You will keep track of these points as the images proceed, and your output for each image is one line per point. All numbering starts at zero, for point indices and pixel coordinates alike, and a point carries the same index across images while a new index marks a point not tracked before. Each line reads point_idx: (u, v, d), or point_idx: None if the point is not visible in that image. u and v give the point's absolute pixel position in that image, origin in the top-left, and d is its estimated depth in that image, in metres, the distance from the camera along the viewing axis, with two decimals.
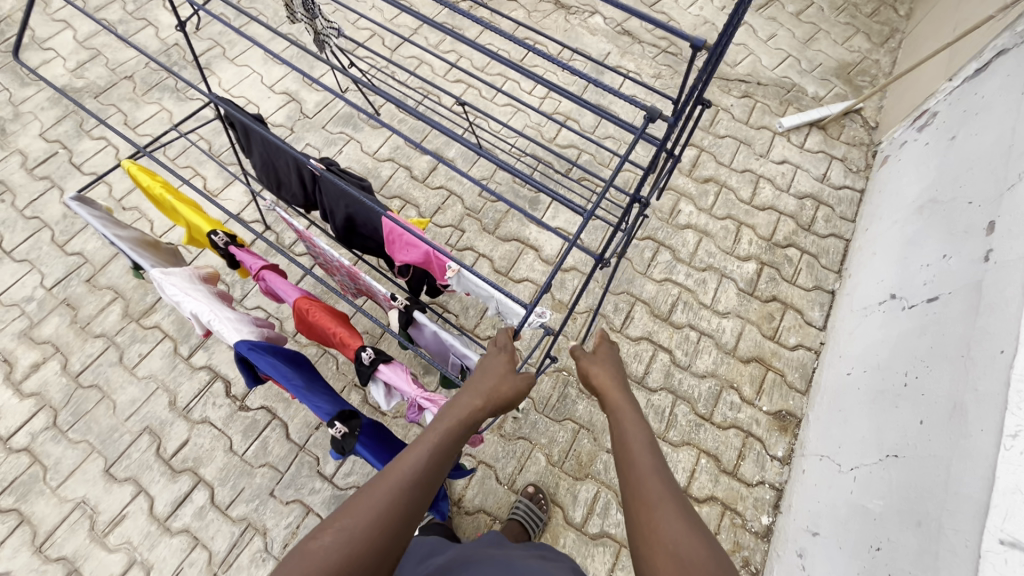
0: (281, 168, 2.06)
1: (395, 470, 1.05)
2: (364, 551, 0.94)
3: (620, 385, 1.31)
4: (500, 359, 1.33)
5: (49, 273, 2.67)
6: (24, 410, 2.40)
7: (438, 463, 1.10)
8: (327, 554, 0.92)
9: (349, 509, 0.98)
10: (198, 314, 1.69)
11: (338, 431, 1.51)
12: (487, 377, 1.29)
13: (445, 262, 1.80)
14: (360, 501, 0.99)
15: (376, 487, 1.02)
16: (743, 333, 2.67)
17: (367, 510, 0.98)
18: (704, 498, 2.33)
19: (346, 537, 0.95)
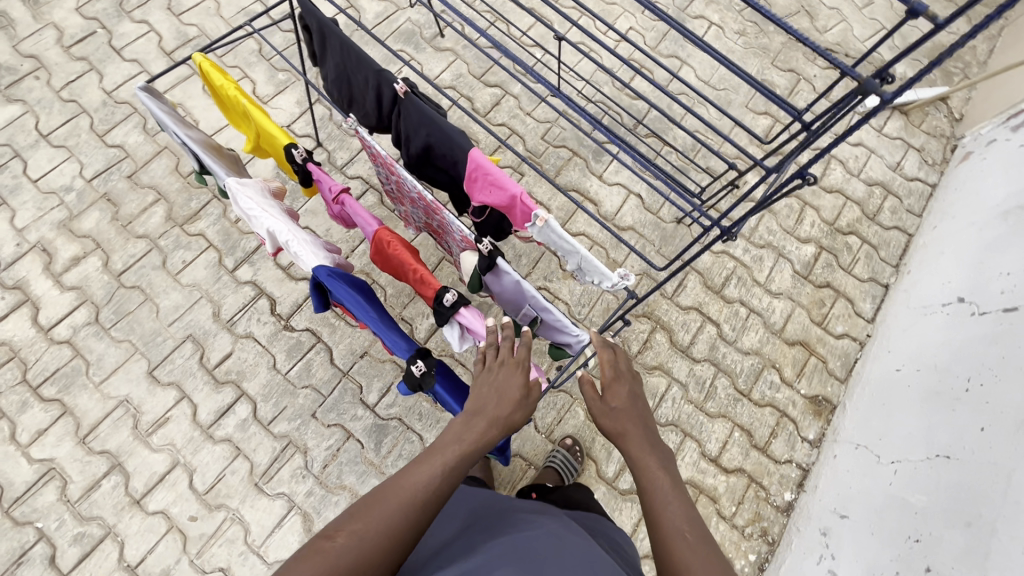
0: (357, 83, 1.92)
1: (413, 486, 1.08)
2: (377, 559, 0.98)
3: (642, 427, 1.30)
4: (513, 381, 1.31)
5: (89, 164, 2.54)
6: (66, 302, 2.35)
7: (452, 484, 1.13)
8: (340, 557, 0.96)
9: (361, 515, 1.02)
10: (274, 231, 1.62)
11: (418, 369, 1.50)
12: (503, 401, 1.29)
13: (531, 208, 1.71)
14: (373, 510, 1.03)
15: (389, 499, 1.05)
16: (792, 315, 2.64)
17: (377, 522, 1.02)
18: (732, 468, 2.39)
19: (357, 545, 0.98)
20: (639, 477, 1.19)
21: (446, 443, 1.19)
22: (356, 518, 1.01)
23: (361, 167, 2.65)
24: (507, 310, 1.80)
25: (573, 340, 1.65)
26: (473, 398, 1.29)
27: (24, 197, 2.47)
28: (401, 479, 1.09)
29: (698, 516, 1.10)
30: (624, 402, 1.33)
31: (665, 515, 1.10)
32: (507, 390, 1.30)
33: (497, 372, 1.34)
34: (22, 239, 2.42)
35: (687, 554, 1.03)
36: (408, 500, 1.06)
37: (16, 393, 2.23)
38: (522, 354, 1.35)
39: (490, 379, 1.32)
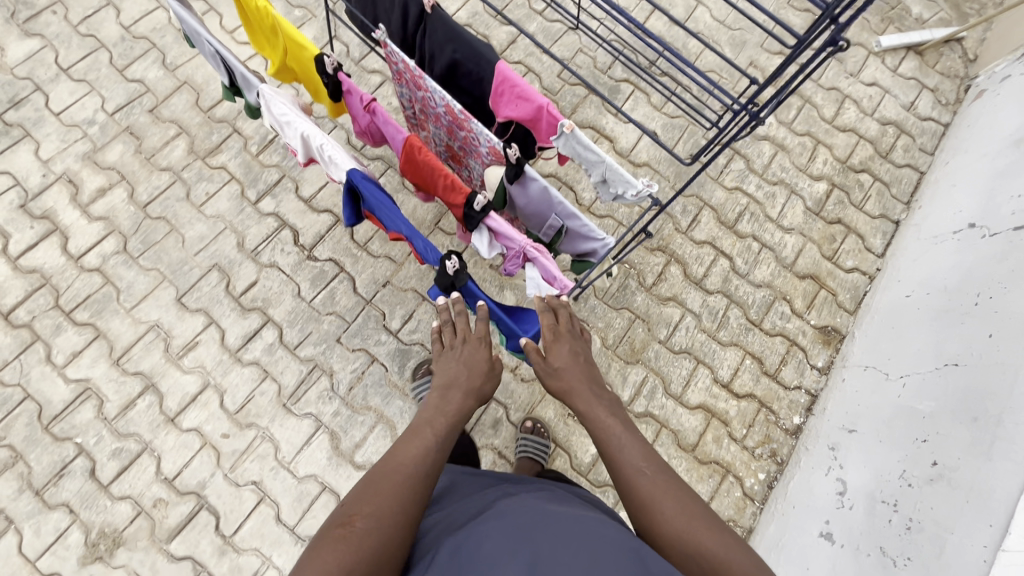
0: (383, 2, 1.94)
1: (404, 460, 1.20)
2: (396, 532, 1.06)
3: (589, 385, 1.48)
4: (481, 352, 1.53)
5: (110, 97, 2.56)
6: (93, 231, 2.40)
7: (440, 451, 1.26)
8: (365, 538, 1.03)
9: (367, 497, 1.10)
10: (307, 136, 1.66)
11: (452, 266, 1.56)
12: (472, 373, 1.49)
13: (557, 119, 1.75)
14: (377, 491, 1.12)
15: (386, 478, 1.15)
16: (803, 250, 2.68)
17: (385, 498, 1.10)
18: (743, 394, 2.47)
19: (374, 524, 1.05)
20: (595, 429, 1.35)
21: (425, 420, 1.33)
22: (364, 501, 1.09)
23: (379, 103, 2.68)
24: (531, 223, 1.85)
25: (599, 246, 1.71)
26: (441, 377, 1.48)
27: (47, 129, 2.50)
28: (391, 459, 1.20)
29: (649, 448, 1.26)
30: (569, 364, 1.52)
31: (618, 454, 1.25)
32: (475, 364, 1.50)
33: (463, 350, 1.54)
34: (48, 170, 2.45)
35: (648, 484, 1.17)
36: (401, 473, 1.17)
37: (49, 318, 2.29)
38: (481, 330, 1.56)
39: (459, 356, 1.51)
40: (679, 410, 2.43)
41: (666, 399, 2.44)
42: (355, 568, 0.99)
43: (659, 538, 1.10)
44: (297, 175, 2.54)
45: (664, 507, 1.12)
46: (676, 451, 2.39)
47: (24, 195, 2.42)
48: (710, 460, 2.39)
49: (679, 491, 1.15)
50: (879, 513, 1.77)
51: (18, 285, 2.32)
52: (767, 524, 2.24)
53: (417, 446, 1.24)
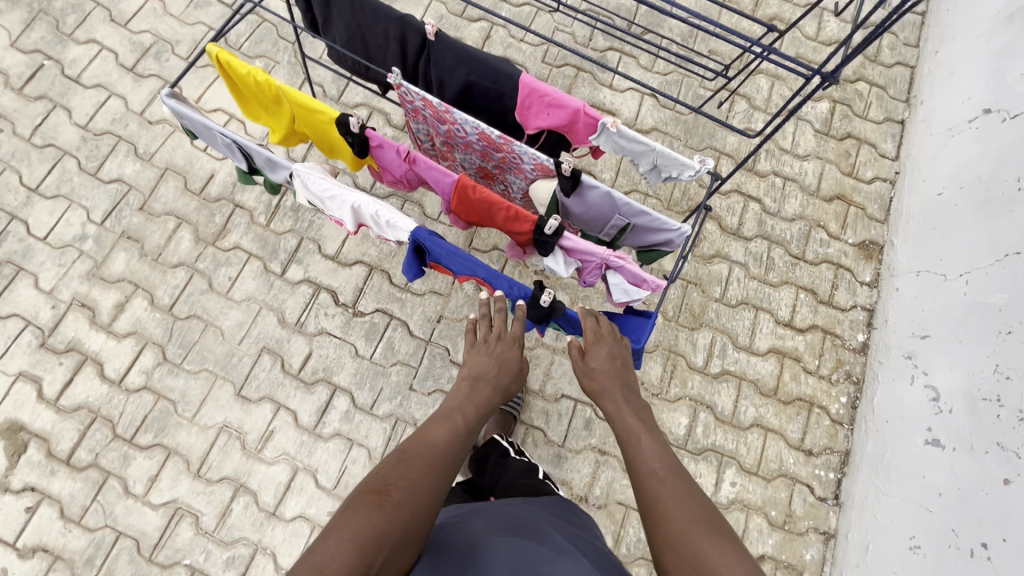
0: (375, 40, 1.83)
1: (437, 442, 1.28)
2: (426, 503, 1.14)
3: (614, 386, 1.48)
4: (514, 351, 1.64)
5: (94, 206, 2.40)
6: (127, 350, 2.29)
7: (466, 438, 1.37)
8: (399, 508, 1.10)
9: (401, 470, 1.17)
10: (355, 206, 1.58)
11: (548, 297, 1.57)
12: (502, 371, 1.60)
13: (597, 118, 1.69)
14: (412, 468, 1.19)
15: (420, 458, 1.22)
16: (824, 173, 2.71)
17: (421, 478, 1.17)
18: (807, 327, 2.53)
19: (407, 501, 1.12)
20: (620, 427, 1.37)
21: (455, 410, 1.43)
22: (399, 473, 1.16)
23: None
24: (592, 227, 1.81)
25: (675, 236, 1.67)
26: (470, 368, 1.57)
27: (39, 257, 2.33)
28: (425, 439, 1.28)
29: (671, 455, 1.26)
30: (607, 364, 1.52)
31: (642, 457, 1.25)
32: (506, 363, 1.61)
33: (496, 346, 1.63)
34: (56, 301, 2.30)
35: (661, 485, 1.17)
36: (435, 457, 1.24)
37: (114, 450, 2.19)
38: (516, 331, 1.66)
39: (490, 352, 1.62)
40: (752, 359, 2.48)
41: (738, 352, 2.49)
42: (382, 535, 1.04)
43: (659, 539, 1.10)
44: (316, 234, 2.44)
45: (674, 512, 1.12)
46: (761, 399, 2.45)
47: (40, 332, 2.27)
48: (794, 398, 2.46)
49: (692, 499, 1.14)
50: (984, 412, 1.91)
51: (69, 427, 2.20)
52: (863, 442, 2.34)
53: (448, 431, 1.33)
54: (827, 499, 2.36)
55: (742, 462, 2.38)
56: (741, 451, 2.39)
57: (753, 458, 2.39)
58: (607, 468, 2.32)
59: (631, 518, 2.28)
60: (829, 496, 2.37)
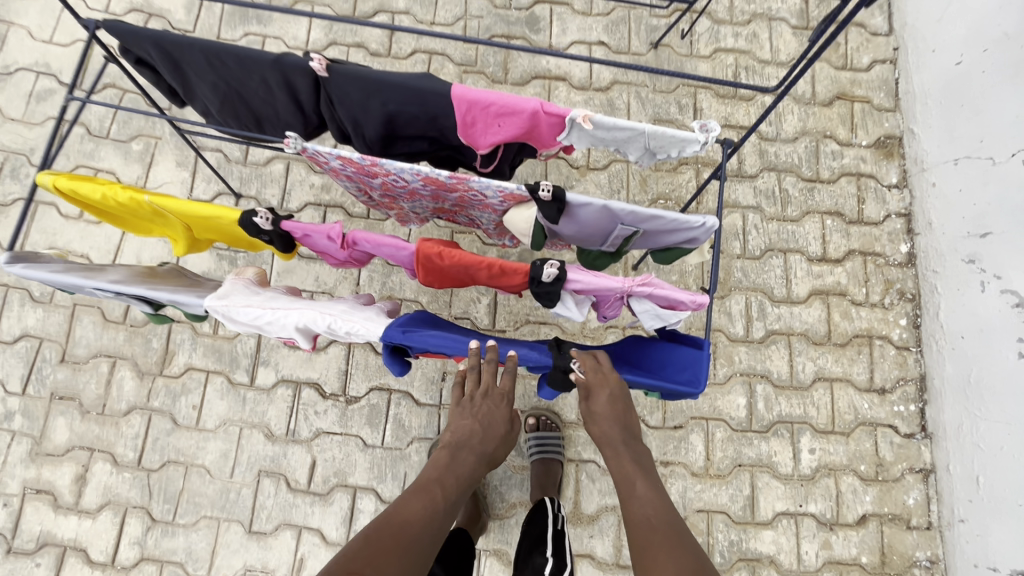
0: (253, 94, 1.41)
1: (411, 519, 1.11)
2: None
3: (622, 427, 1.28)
4: (501, 410, 1.32)
5: (8, 375, 2.00)
6: (107, 525, 1.95)
7: (445, 518, 1.17)
8: None
9: (368, 554, 1.01)
10: (305, 329, 1.23)
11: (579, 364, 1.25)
12: (487, 435, 1.29)
13: (562, 116, 1.32)
14: (382, 552, 1.03)
15: (391, 540, 1.06)
16: (815, 75, 2.34)
17: (394, 561, 1.02)
18: (843, 256, 2.24)
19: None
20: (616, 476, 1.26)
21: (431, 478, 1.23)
22: (366, 558, 1.01)
23: (303, 192, 2.15)
24: (591, 242, 1.47)
25: (699, 232, 1.33)
26: (450, 433, 1.29)
27: None
28: (398, 516, 1.11)
29: (666, 503, 1.20)
30: (606, 409, 1.25)
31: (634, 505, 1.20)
32: (492, 428, 1.30)
33: (481, 405, 1.31)
34: (6, 496, 1.95)
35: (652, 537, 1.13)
36: (407, 534, 1.08)
37: None
38: (506, 385, 1.32)
39: (474, 412, 1.30)
40: (796, 310, 2.20)
41: (778, 308, 2.20)
42: None
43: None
44: None
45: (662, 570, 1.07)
46: (816, 350, 2.18)
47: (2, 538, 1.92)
48: (851, 337, 2.19)
49: (675, 553, 1.10)
50: None
51: None
52: (939, 364, 2.11)
53: (424, 504, 1.15)
54: (915, 434, 2.14)
55: (816, 425, 2.14)
56: (811, 413, 2.15)
57: (825, 417, 2.15)
58: (676, 478, 2.08)
59: (716, 521, 2.07)
60: (915, 430, 2.14)
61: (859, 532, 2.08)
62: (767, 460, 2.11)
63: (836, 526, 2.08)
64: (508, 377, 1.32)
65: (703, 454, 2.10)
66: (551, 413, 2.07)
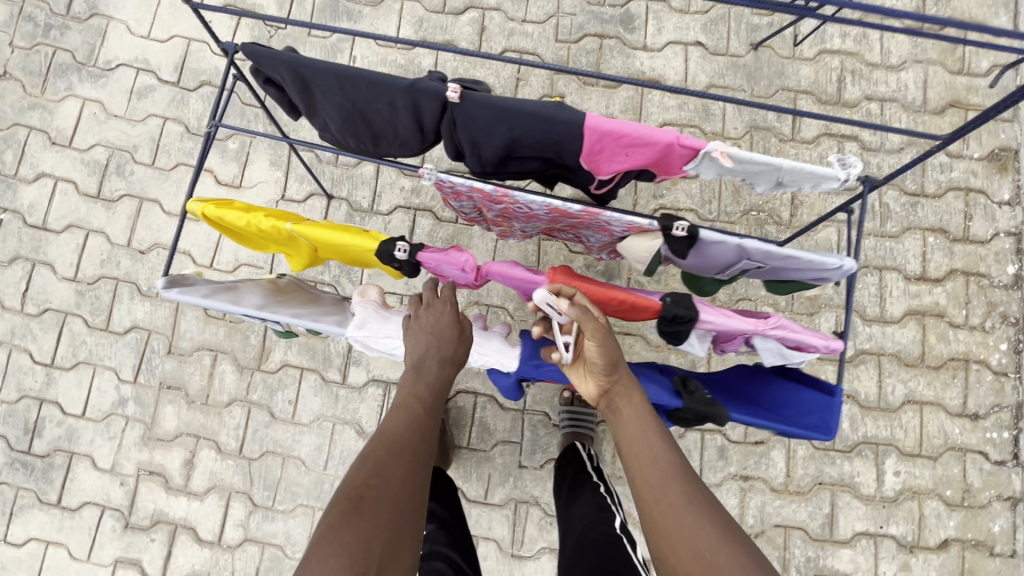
0: (379, 116, 1.41)
1: (397, 434, 1.07)
2: (406, 507, 0.96)
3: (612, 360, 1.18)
4: (448, 317, 1.26)
5: (120, 364, 2.12)
6: (214, 507, 2.09)
7: (430, 425, 1.12)
8: (378, 507, 0.93)
9: (370, 466, 0.99)
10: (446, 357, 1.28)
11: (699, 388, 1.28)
12: (444, 341, 1.23)
13: (696, 148, 1.29)
14: (379, 462, 1.00)
15: (385, 453, 1.02)
16: (928, 80, 2.20)
17: (396, 467, 1.00)
18: (944, 275, 2.15)
19: (385, 496, 0.95)
20: (620, 426, 1.16)
21: (406, 394, 1.16)
22: (368, 470, 0.98)
23: (393, 195, 2.16)
24: (707, 271, 1.44)
25: (833, 273, 1.29)
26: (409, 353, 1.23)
27: (86, 436, 2.10)
28: (385, 431, 1.07)
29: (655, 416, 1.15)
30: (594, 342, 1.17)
31: (647, 467, 1.07)
32: (445, 334, 1.24)
33: (429, 318, 1.26)
34: (122, 476, 2.09)
35: (667, 496, 1.02)
36: (399, 448, 1.04)
37: None
38: (447, 295, 1.30)
39: (424, 327, 1.24)
40: (888, 330, 2.14)
41: (870, 327, 2.14)
42: (368, 540, 0.89)
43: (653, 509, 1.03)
44: None
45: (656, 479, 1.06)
46: (908, 372, 2.13)
47: (120, 514, 2.08)
48: (945, 360, 2.13)
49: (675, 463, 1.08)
50: None
51: None
52: None
53: (405, 419, 1.10)
54: (1006, 462, 2.09)
55: (902, 447, 2.11)
56: (898, 435, 2.11)
57: (912, 440, 2.11)
58: (755, 492, 2.09)
59: (793, 536, 2.08)
60: (1006, 458, 2.10)
61: (939, 556, 2.07)
62: (849, 480, 2.10)
63: (916, 548, 2.08)
64: (445, 290, 1.31)
65: (784, 471, 2.10)
66: None
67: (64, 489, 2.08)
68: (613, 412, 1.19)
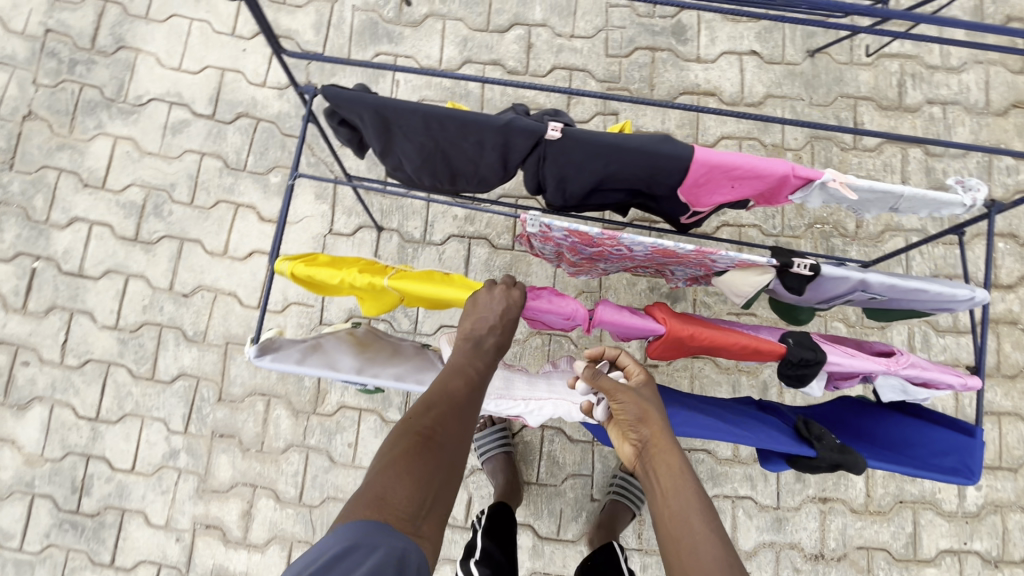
0: (463, 154, 1.33)
1: (455, 392, 1.07)
2: (456, 465, 0.98)
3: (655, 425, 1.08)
4: (514, 306, 1.19)
5: (169, 414, 2.02)
6: (276, 559, 2.00)
7: (481, 393, 1.13)
8: (436, 454, 0.97)
9: (435, 415, 1.02)
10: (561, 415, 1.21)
11: (821, 433, 1.21)
12: (505, 325, 1.19)
13: (812, 180, 1.21)
14: (441, 414, 1.03)
15: (444, 410, 1.04)
16: (990, 80, 2.14)
17: (455, 421, 1.03)
18: (1016, 281, 2.09)
19: (445, 442, 0.99)
20: (656, 497, 1.02)
21: (462, 362, 1.15)
22: (433, 417, 1.02)
23: (446, 225, 2.08)
24: (814, 302, 1.37)
25: (960, 304, 1.22)
26: (472, 324, 1.18)
27: (137, 491, 2.00)
28: (443, 389, 1.08)
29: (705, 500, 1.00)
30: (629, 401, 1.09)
31: (682, 550, 0.93)
32: (508, 319, 1.19)
33: (499, 306, 1.18)
34: (177, 532, 2.00)
35: (701, 574, 0.89)
36: (461, 408, 1.06)
37: None
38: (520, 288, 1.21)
39: (489, 309, 1.18)
40: (962, 340, 2.08)
41: (944, 338, 2.08)
42: (421, 481, 0.92)
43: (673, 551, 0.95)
44: None
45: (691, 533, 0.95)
46: (984, 382, 2.07)
47: (178, 572, 1.99)
48: (1022, 369, 2.07)
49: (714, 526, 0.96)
50: None
51: None
52: None
53: (462, 382, 1.10)
54: None
55: None
56: None
57: (992, 452, 2.06)
58: (835, 514, 2.03)
59: (877, 558, 2.02)
60: None
61: None
62: (930, 497, 2.04)
63: (1001, 563, 2.03)
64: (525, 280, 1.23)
65: (863, 491, 2.04)
66: (704, 451, 2.05)
67: (117, 548, 1.99)
68: (649, 481, 1.05)
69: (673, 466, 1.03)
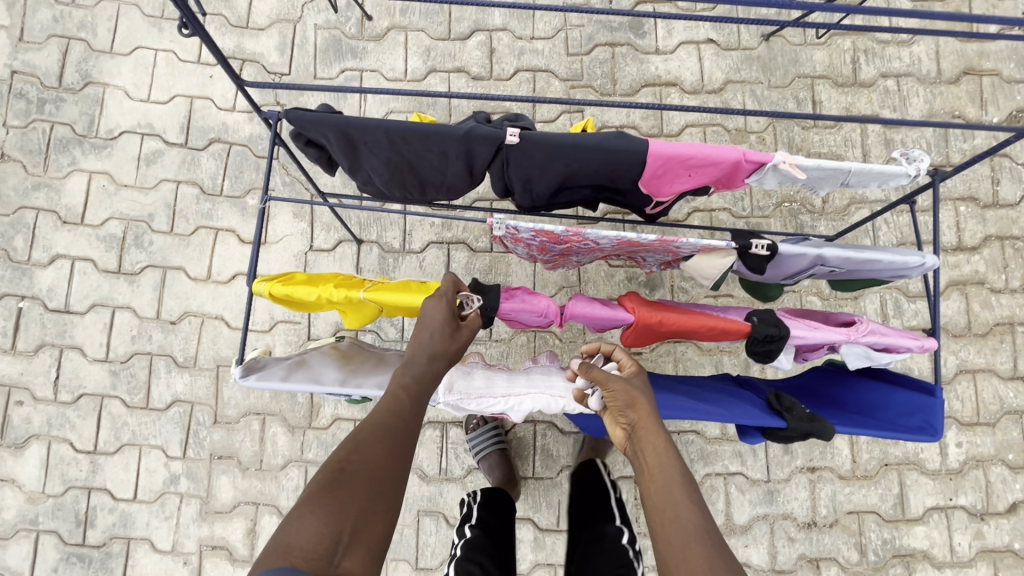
0: (428, 164, 1.36)
1: (383, 415, 1.01)
2: (386, 491, 0.91)
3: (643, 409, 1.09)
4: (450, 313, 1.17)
5: (166, 441, 2.05)
6: None
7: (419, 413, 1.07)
8: (357, 484, 0.89)
9: (357, 442, 0.95)
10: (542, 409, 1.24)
11: (791, 404, 1.27)
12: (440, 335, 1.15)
13: (764, 162, 1.26)
14: (366, 439, 0.96)
15: (372, 435, 0.97)
16: (941, 50, 2.20)
17: (378, 445, 0.96)
18: (980, 243, 2.16)
19: (368, 469, 0.92)
20: (642, 475, 1.03)
21: (396, 381, 1.10)
22: (353, 444, 0.95)
23: (424, 232, 2.12)
24: (778, 279, 1.42)
25: (913, 270, 1.28)
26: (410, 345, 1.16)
27: (141, 519, 2.03)
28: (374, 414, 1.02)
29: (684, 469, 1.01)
30: (619, 390, 1.10)
31: (667, 523, 0.94)
32: (446, 329, 1.16)
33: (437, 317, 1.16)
34: (184, 555, 2.03)
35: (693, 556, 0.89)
36: (388, 431, 0.99)
37: None
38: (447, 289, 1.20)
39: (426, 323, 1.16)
40: None
41: (915, 303, 2.15)
42: (344, 517, 0.85)
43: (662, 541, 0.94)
44: None
45: (673, 520, 0.94)
46: (957, 343, 2.14)
47: None
48: (992, 326, 2.14)
49: (688, 506, 0.96)
50: None
51: None
52: None
53: (393, 403, 1.04)
54: None
55: (960, 418, 2.12)
56: (956, 407, 2.13)
57: (970, 409, 2.12)
58: (824, 482, 2.10)
59: (868, 520, 2.09)
60: None
61: (1010, 519, 2.10)
62: (914, 458, 2.11)
63: (986, 515, 2.10)
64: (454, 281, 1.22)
65: (849, 457, 2.10)
66: (693, 432, 2.10)
67: None
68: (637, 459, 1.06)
69: (657, 442, 1.05)
